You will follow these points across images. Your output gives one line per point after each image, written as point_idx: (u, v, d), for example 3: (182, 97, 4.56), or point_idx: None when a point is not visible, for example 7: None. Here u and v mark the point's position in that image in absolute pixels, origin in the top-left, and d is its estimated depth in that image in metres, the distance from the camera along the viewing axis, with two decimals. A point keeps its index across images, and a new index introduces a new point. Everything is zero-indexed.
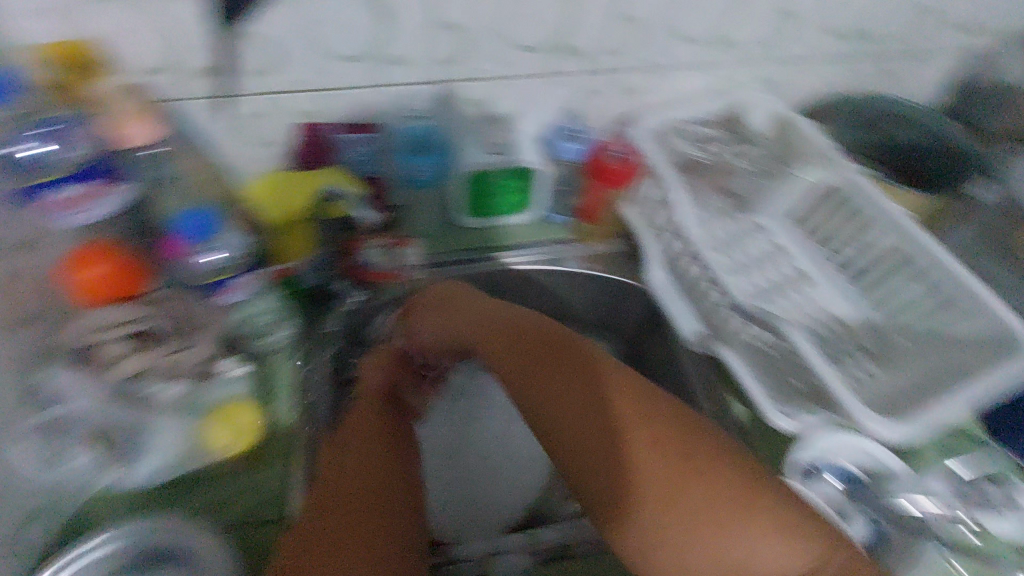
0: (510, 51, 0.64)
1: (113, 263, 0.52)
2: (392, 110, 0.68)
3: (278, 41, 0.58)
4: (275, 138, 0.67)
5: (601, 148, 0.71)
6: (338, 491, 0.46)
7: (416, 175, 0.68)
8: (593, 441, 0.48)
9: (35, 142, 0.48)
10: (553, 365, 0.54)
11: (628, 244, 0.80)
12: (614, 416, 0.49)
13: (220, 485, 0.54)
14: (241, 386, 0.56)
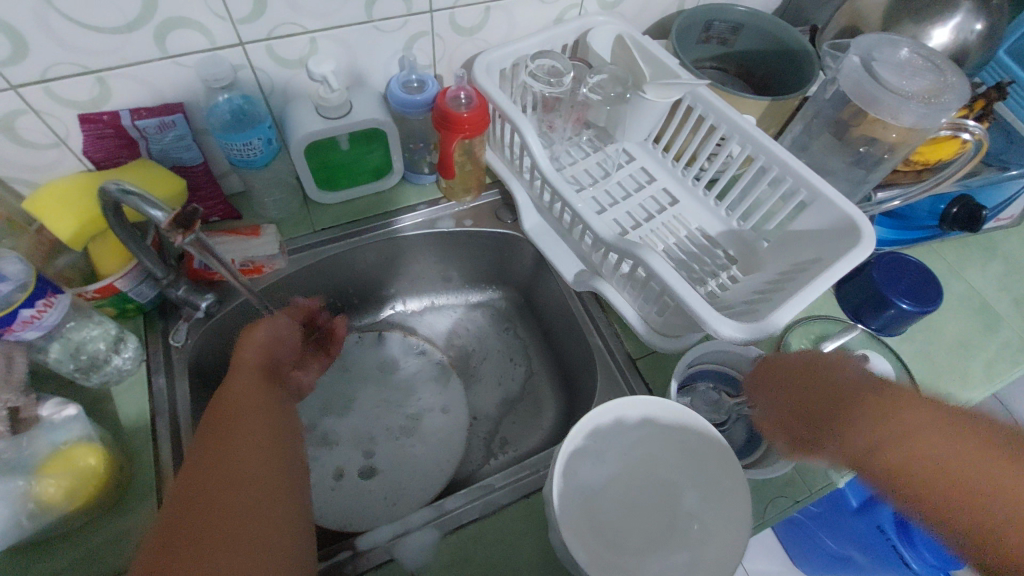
0: (321, 2, 0.56)
1: None
2: (199, 87, 0.59)
3: (9, 20, 0.46)
4: (63, 137, 0.57)
5: (443, 96, 0.65)
6: (194, 498, 0.39)
7: (247, 154, 0.61)
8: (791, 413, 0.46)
9: None
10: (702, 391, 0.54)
11: (500, 194, 0.79)
12: (825, 380, 0.44)
13: (88, 536, 0.49)
14: (77, 428, 0.49)
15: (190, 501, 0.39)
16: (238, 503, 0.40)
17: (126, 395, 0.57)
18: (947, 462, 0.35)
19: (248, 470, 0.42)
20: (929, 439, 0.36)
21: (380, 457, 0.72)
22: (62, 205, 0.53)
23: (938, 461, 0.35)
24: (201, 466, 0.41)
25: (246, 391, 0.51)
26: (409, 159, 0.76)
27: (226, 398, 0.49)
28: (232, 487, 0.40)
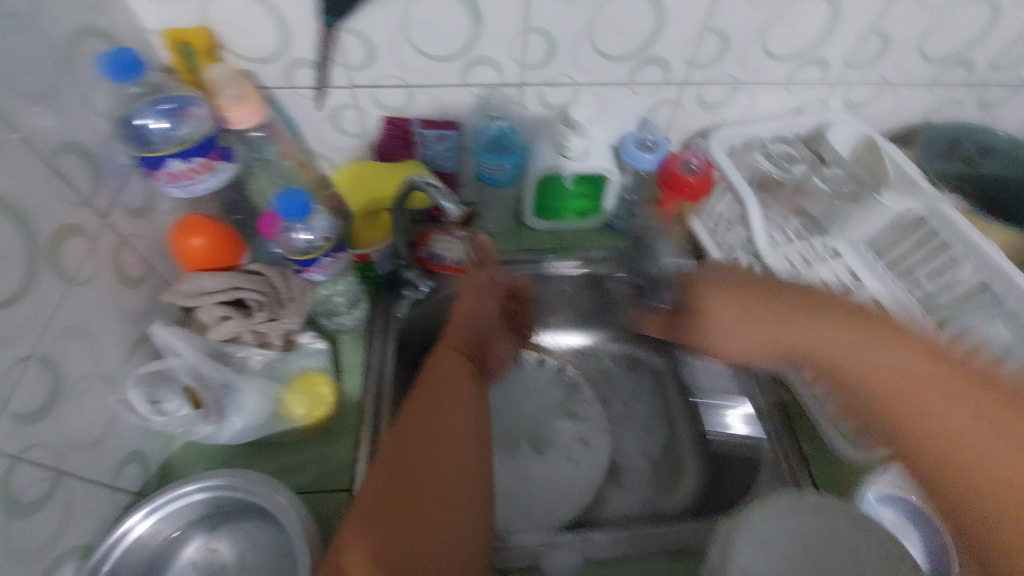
0: (597, 60, 0.65)
1: (211, 234, 0.54)
2: (475, 111, 0.70)
3: (374, 37, 0.60)
4: (364, 130, 0.71)
5: (676, 158, 0.70)
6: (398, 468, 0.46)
7: (495, 174, 0.70)
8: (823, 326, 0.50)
9: (158, 121, 0.52)
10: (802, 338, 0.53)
11: (692, 258, 0.80)
12: (904, 341, 0.46)
13: (300, 452, 0.59)
14: (320, 358, 0.60)
15: (395, 495, 0.45)
16: (428, 514, 0.44)
17: (348, 345, 0.67)
18: (962, 426, 0.41)
19: (438, 480, 0.47)
20: (944, 411, 0.42)
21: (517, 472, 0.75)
22: (359, 182, 0.67)
23: (964, 433, 0.41)
24: (411, 470, 0.46)
25: (446, 387, 0.54)
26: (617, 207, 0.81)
27: (434, 386, 0.54)
28: (433, 490, 0.46)
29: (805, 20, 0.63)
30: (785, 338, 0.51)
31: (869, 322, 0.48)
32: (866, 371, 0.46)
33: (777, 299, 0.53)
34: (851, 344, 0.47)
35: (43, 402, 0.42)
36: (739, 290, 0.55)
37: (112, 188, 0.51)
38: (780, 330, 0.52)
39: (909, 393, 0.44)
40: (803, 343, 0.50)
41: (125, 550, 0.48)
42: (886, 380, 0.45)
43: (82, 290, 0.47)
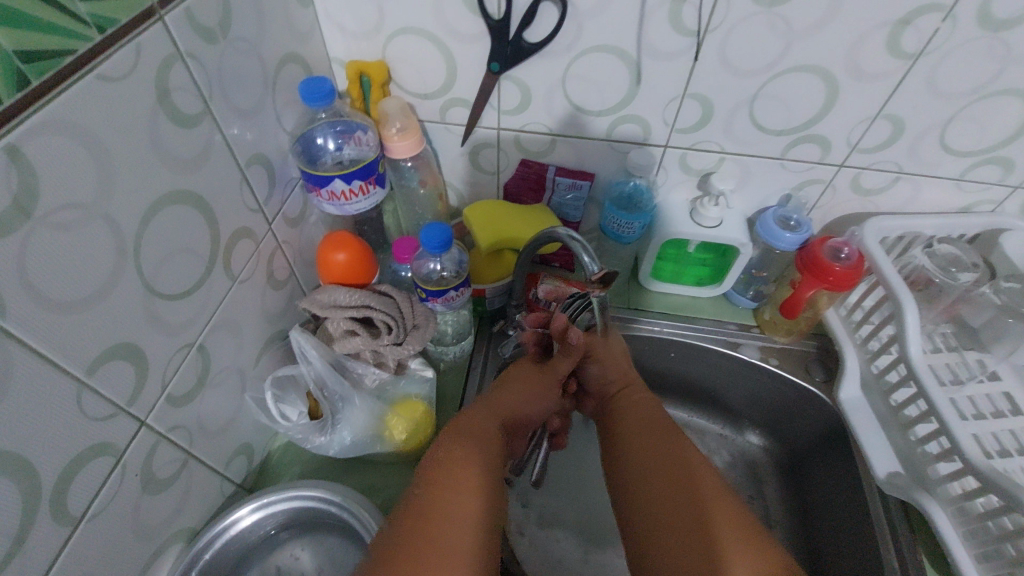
0: (750, 132, 0.63)
1: (354, 252, 0.57)
2: (611, 165, 0.70)
3: (532, 85, 0.62)
4: (500, 169, 0.72)
5: (823, 243, 0.65)
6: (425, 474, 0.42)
7: (622, 231, 0.69)
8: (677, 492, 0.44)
9: (331, 142, 0.59)
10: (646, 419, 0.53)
11: (816, 348, 0.74)
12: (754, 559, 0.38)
13: (390, 475, 0.59)
14: (424, 386, 0.60)
15: (425, 475, 0.41)
16: (449, 491, 0.40)
17: (450, 375, 0.68)
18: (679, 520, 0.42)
19: (465, 467, 0.42)
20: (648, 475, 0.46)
21: (590, 538, 0.72)
22: (489, 219, 0.67)
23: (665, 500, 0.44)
24: (448, 455, 0.43)
25: (493, 404, 0.52)
26: (740, 280, 0.76)
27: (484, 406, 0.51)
28: (467, 479, 0.41)
29: (996, 118, 0.58)
30: (671, 474, 0.45)
31: (706, 500, 0.42)
32: (699, 520, 0.41)
33: (684, 454, 0.47)
34: (681, 542, 0.40)
35: (187, 386, 0.45)
36: (638, 424, 0.52)
37: (279, 198, 0.56)
38: (665, 457, 0.47)
39: (679, 527, 0.42)
40: (631, 471, 0.48)
41: (224, 543, 0.49)
42: (678, 516, 0.42)
43: (237, 286, 0.50)
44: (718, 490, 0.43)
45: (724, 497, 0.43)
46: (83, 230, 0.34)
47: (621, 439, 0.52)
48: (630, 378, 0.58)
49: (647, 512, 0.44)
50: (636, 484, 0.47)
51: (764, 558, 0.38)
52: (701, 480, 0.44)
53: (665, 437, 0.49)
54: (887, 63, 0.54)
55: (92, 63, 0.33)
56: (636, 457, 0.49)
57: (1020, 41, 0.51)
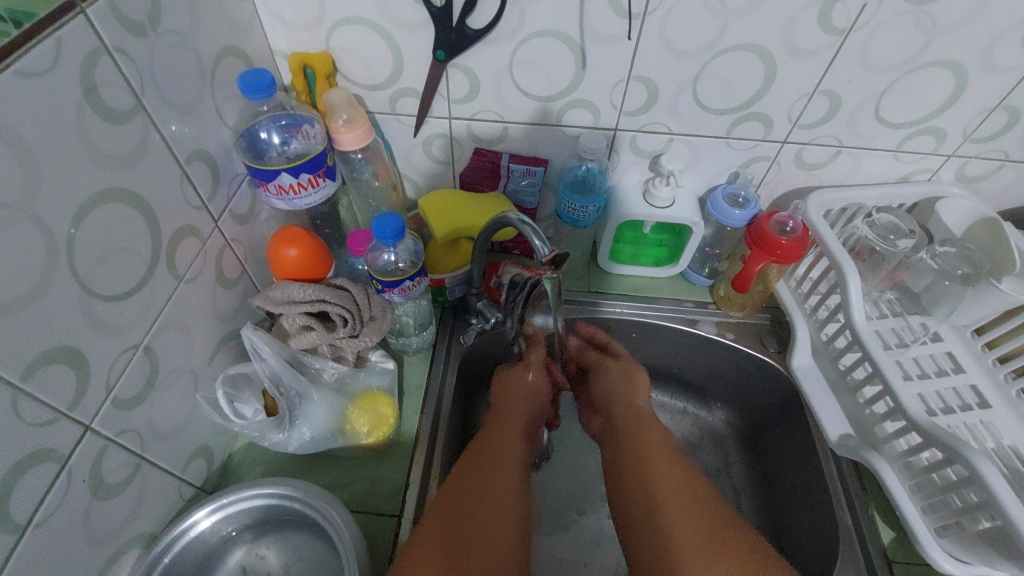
0: (696, 112, 0.64)
1: (306, 247, 0.56)
2: (564, 150, 0.70)
3: (478, 73, 0.62)
4: (454, 158, 0.72)
5: (769, 219, 0.67)
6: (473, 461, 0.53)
7: (578, 215, 0.70)
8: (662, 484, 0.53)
9: (277, 136, 0.58)
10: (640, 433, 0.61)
11: (770, 320, 0.76)
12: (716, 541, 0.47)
13: (354, 467, 0.59)
14: (386, 378, 0.60)
15: (461, 478, 0.50)
16: (490, 485, 0.49)
17: (412, 366, 0.68)
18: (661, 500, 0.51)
19: (500, 464, 0.52)
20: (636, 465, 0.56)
21: (561, 517, 0.73)
22: (443, 209, 0.67)
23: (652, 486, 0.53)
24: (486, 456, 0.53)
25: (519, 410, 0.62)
26: (696, 259, 0.78)
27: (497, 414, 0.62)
28: (498, 477, 0.50)
29: (925, 90, 0.60)
30: (653, 476, 0.53)
31: (689, 506, 0.50)
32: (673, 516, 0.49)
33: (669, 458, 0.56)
34: (655, 529, 0.48)
35: (135, 388, 0.45)
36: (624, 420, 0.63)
37: (225, 194, 0.55)
38: (652, 459, 0.55)
39: (659, 519, 0.49)
40: (618, 459, 0.58)
41: (184, 546, 0.49)
42: (658, 513, 0.50)
43: (183, 285, 0.49)
44: (697, 490, 0.52)
45: (700, 496, 0.51)
46: (9, 231, 0.33)
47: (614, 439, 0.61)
48: (634, 386, 0.66)
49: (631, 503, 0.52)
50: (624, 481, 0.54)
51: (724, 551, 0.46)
52: (680, 485, 0.52)
53: (649, 439, 0.59)
54: (820, 40, 0.56)
55: (7, 58, 0.32)
56: (627, 457, 0.57)
57: (942, 14, 0.53)
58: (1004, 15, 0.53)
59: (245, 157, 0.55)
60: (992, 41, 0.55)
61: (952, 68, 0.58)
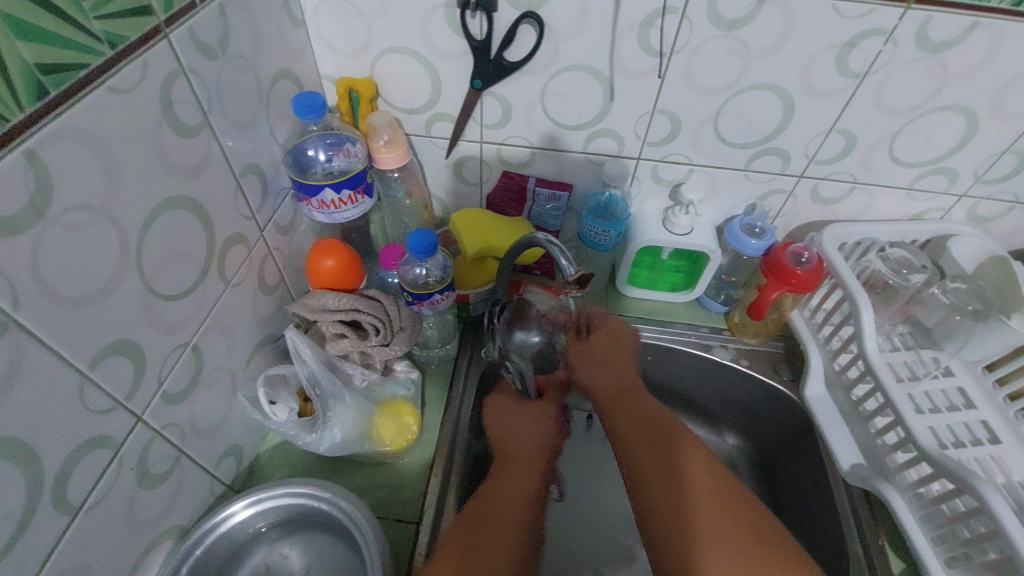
0: (716, 145, 0.67)
1: (343, 258, 0.59)
2: (588, 176, 0.73)
3: (510, 102, 0.66)
4: (484, 180, 0.76)
5: (785, 249, 0.69)
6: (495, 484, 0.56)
7: (599, 238, 0.73)
8: (665, 454, 0.55)
9: (322, 154, 0.62)
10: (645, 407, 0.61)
11: (784, 348, 0.78)
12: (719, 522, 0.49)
13: (376, 474, 0.61)
14: (410, 388, 0.63)
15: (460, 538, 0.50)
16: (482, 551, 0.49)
17: (434, 377, 0.70)
18: (665, 479, 0.53)
19: (511, 520, 0.52)
20: (643, 439, 0.57)
21: (571, 534, 0.74)
22: (471, 226, 0.70)
23: (659, 459, 0.55)
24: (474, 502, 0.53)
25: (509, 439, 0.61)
26: (712, 286, 0.80)
27: (506, 454, 0.60)
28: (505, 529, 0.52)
29: (937, 132, 0.63)
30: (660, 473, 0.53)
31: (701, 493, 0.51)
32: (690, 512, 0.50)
33: (685, 448, 0.56)
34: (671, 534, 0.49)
35: (182, 384, 0.47)
36: (640, 423, 0.59)
37: (271, 206, 0.58)
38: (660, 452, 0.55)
39: (675, 513, 0.50)
40: (633, 451, 0.57)
41: (215, 539, 0.51)
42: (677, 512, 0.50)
43: (229, 289, 0.52)
44: (709, 486, 0.52)
45: (710, 495, 0.51)
46: (90, 230, 0.36)
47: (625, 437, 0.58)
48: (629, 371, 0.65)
49: (648, 504, 0.52)
50: (642, 471, 0.54)
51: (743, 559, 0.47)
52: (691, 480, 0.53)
53: (669, 436, 0.57)
54: (837, 81, 0.59)
55: (102, 76, 0.35)
56: (642, 455, 0.56)
57: (955, 62, 0.57)
58: (1015, 64, 0.56)
59: (292, 172, 0.58)
60: (1002, 88, 0.58)
61: (964, 112, 0.61)
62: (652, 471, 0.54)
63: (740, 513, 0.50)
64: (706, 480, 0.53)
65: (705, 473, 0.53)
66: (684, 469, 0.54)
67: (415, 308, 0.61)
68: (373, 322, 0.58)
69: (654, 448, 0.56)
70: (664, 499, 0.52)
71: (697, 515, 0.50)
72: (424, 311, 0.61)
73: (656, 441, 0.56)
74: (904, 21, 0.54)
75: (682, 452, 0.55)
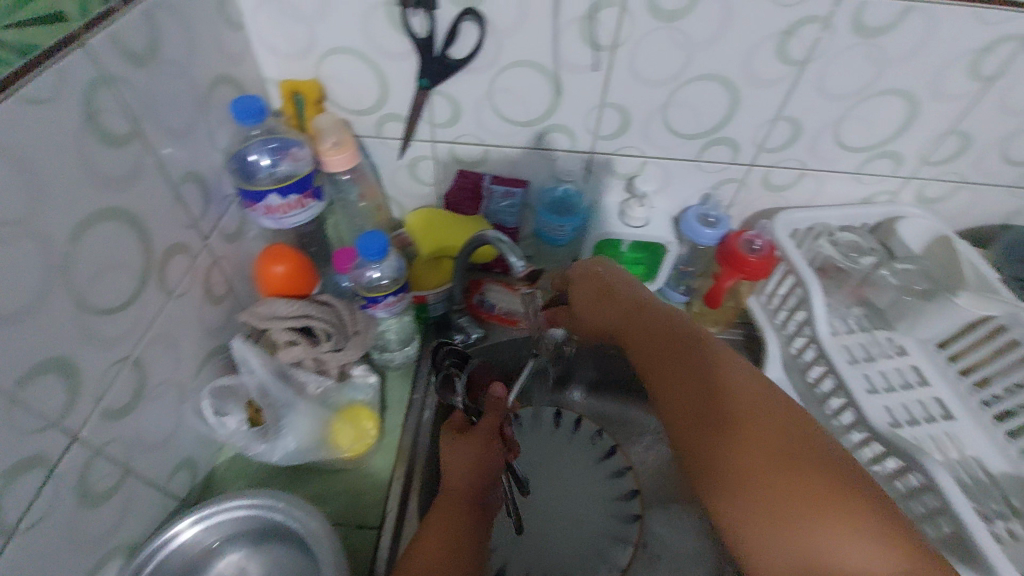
0: (667, 136, 0.68)
1: (292, 263, 0.58)
2: (543, 172, 0.73)
3: (459, 101, 0.65)
4: (439, 180, 0.75)
5: (738, 237, 0.70)
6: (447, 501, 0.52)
7: (556, 234, 0.73)
8: (681, 360, 0.50)
9: (266, 158, 0.60)
10: (659, 317, 0.55)
11: (744, 335, 0.79)
12: (754, 423, 0.44)
13: (336, 481, 0.60)
14: (369, 392, 0.62)
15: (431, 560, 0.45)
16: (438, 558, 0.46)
17: (395, 379, 0.70)
18: (692, 393, 0.48)
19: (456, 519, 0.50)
20: (657, 356, 0.52)
21: (538, 527, 0.73)
22: (428, 230, 0.71)
23: (683, 376, 0.49)
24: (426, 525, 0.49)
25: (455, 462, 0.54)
26: (671, 276, 0.81)
27: (445, 493, 0.52)
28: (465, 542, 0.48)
29: (880, 116, 0.64)
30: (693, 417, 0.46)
31: (737, 403, 0.45)
32: (724, 418, 0.45)
33: (699, 351, 0.51)
34: (716, 486, 0.43)
35: (124, 400, 0.46)
36: (651, 333, 0.54)
37: (215, 214, 0.57)
38: (703, 383, 0.48)
39: (702, 420, 0.46)
40: (649, 375, 0.52)
41: (166, 556, 0.50)
42: (700, 417, 0.46)
43: (172, 300, 0.51)
44: (769, 438, 0.43)
45: (769, 450, 0.42)
46: (9, 247, 0.35)
47: (650, 372, 0.52)
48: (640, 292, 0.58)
49: (670, 418, 0.48)
50: (663, 389, 0.50)
51: (773, 465, 0.41)
52: (747, 427, 0.44)
53: (686, 343, 0.52)
54: (780, 70, 0.60)
55: (12, 86, 0.34)
56: (659, 367, 0.51)
57: (891, 47, 0.57)
58: (950, 47, 0.57)
59: (235, 178, 0.57)
60: (939, 71, 0.59)
61: (904, 96, 0.62)
62: (682, 391, 0.48)
63: (775, 416, 0.44)
64: (732, 382, 0.47)
65: (724, 377, 0.48)
66: (699, 368, 0.49)
67: (371, 311, 0.60)
68: (326, 327, 0.57)
69: (675, 357, 0.51)
70: (688, 403, 0.47)
71: (724, 416, 0.45)
72: (381, 315, 0.61)
73: (677, 354, 0.51)
74: (840, 8, 0.55)
75: (705, 356, 0.50)
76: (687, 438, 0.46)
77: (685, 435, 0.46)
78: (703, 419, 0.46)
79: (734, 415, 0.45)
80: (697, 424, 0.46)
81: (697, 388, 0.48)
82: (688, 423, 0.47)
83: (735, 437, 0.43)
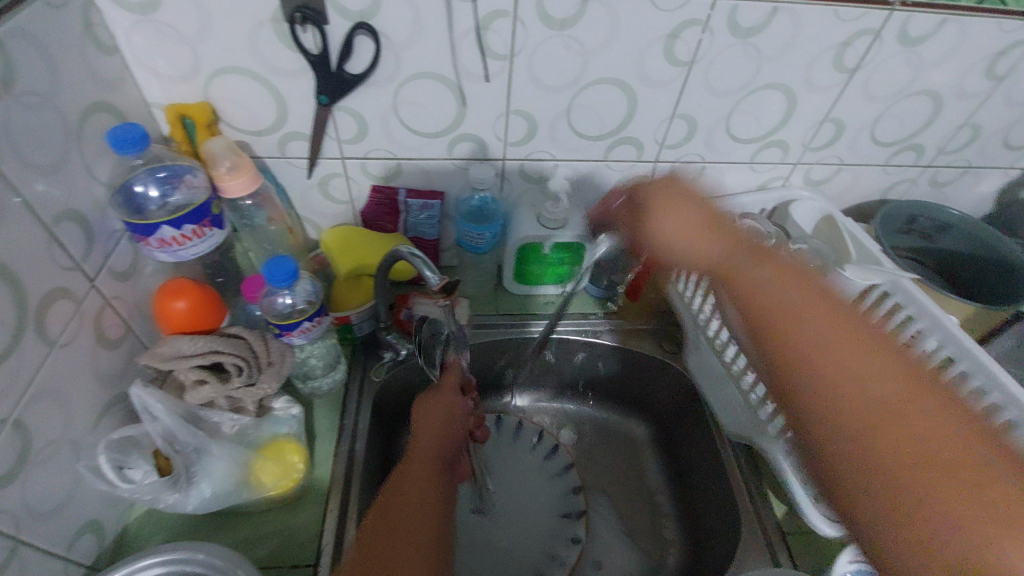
0: (574, 139, 0.70)
1: (194, 298, 0.55)
2: (458, 182, 0.73)
3: (363, 116, 0.64)
4: (353, 197, 0.74)
5: (649, 231, 0.73)
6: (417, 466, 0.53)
7: (476, 242, 0.73)
8: (783, 289, 0.55)
9: (154, 189, 0.56)
10: (722, 231, 0.64)
11: (667, 323, 0.82)
12: (893, 364, 0.45)
13: (265, 521, 0.57)
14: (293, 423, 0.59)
15: (379, 549, 0.45)
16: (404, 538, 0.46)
17: (323, 405, 0.67)
18: (822, 341, 0.49)
19: (420, 502, 0.50)
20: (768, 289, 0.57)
21: (487, 536, 0.73)
22: (343, 247, 0.69)
23: (802, 322, 0.51)
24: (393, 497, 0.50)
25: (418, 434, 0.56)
26: (595, 274, 0.83)
27: (412, 458, 0.54)
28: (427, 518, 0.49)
29: (764, 109, 0.69)
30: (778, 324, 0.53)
31: (853, 321, 0.50)
32: (836, 342, 0.48)
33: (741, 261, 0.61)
34: (837, 432, 0.44)
35: (4, 467, 0.42)
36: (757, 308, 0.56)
37: (101, 252, 0.53)
38: (831, 307, 0.52)
39: (844, 348, 0.48)
40: (795, 326, 0.52)
41: None
42: (858, 368, 0.45)
43: (56, 351, 0.47)
44: (904, 373, 0.44)
45: (837, 333, 0.49)
46: None
47: (777, 317, 0.54)
48: (707, 210, 0.66)
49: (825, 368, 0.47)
50: (796, 334, 0.51)
51: (909, 392, 0.43)
52: (797, 343, 0.50)
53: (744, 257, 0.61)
54: (671, 70, 0.63)
55: None
56: (790, 307, 0.53)
57: (765, 44, 0.62)
58: (816, 42, 0.62)
59: (121, 212, 0.53)
60: (809, 65, 0.65)
61: (782, 88, 0.67)
62: (810, 312, 0.51)
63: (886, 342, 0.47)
64: (831, 308, 0.51)
65: (833, 313, 0.51)
66: (795, 291, 0.55)
67: (287, 339, 0.58)
68: (237, 361, 0.54)
69: (755, 278, 0.58)
70: (811, 349, 0.49)
71: (824, 352, 0.48)
72: (298, 342, 0.58)
73: (807, 300, 0.53)
74: (716, 11, 0.58)
75: (810, 286, 0.55)
76: (822, 451, 0.45)
77: (836, 447, 0.44)
78: (836, 352, 0.48)
79: (817, 341, 0.49)
80: (896, 385, 0.44)
81: (841, 326, 0.49)
82: (810, 375, 0.48)
83: (869, 361, 0.46)
